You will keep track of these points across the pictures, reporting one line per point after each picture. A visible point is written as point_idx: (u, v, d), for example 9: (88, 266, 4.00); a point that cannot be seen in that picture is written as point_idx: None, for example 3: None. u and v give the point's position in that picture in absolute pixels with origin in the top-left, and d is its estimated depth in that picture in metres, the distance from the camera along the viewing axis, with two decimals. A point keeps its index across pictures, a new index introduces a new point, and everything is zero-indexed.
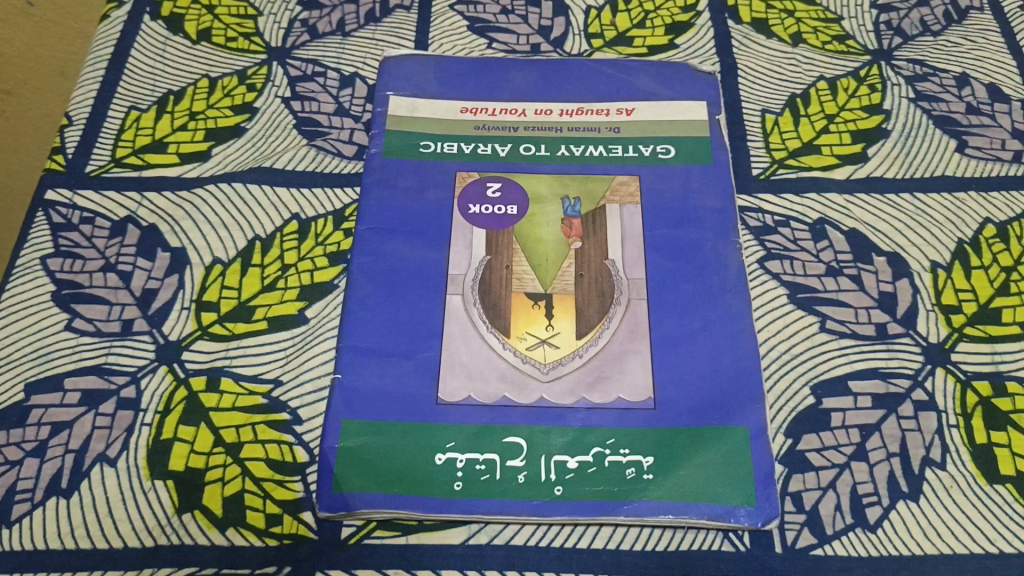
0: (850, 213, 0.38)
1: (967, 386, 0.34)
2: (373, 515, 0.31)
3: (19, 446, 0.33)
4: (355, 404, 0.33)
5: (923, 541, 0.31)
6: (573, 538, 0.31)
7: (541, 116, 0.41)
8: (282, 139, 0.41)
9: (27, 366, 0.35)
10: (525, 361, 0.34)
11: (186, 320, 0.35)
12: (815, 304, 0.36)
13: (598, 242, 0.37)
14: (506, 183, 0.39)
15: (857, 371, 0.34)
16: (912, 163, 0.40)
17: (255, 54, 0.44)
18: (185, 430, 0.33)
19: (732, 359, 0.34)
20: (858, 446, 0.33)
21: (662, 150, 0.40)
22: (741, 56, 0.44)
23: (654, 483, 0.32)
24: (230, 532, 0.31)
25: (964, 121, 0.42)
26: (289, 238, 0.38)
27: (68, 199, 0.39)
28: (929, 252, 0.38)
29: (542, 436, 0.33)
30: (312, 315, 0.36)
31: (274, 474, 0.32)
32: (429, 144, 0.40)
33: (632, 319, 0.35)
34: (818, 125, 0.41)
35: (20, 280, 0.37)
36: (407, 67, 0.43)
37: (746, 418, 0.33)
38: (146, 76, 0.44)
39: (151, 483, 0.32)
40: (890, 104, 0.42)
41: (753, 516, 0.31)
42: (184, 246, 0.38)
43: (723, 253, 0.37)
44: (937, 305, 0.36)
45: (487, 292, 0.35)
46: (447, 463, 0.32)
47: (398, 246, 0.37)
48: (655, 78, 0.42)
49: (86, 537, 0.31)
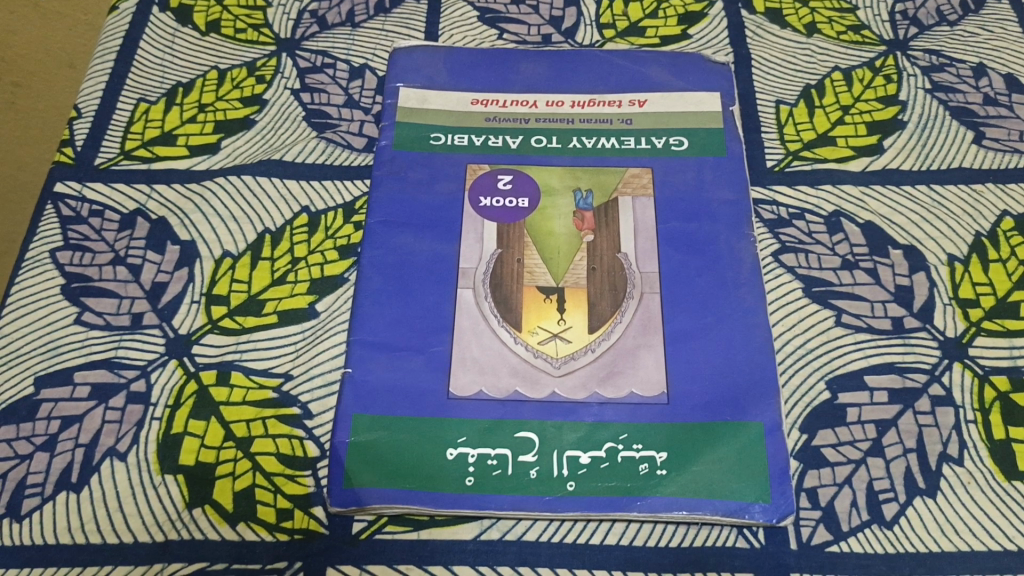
0: (866, 206, 0.38)
1: (985, 380, 0.34)
2: (384, 510, 0.31)
3: (28, 440, 0.32)
4: (365, 398, 0.33)
5: (940, 537, 0.30)
6: (585, 533, 0.31)
7: (552, 108, 0.41)
8: (291, 132, 0.41)
9: (37, 360, 0.34)
10: (537, 356, 0.34)
11: (196, 314, 0.35)
12: (831, 298, 0.36)
13: (610, 235, 0.36)
14: (517, 176, 0.38)
15: (873, 366, 0.34)
16: (929, 155, 0.40)
17: (264, 45, 0.44)
18: (195, 425, 0.33)
19: (746, 353, 0.34)
20: (874, 441, 0.32)
21: (675, 142, 0.39)
22: (755, 47, 0.44)
23: (668, 478, 0.31)
24: (241, 527, 0.31)
25: (981, 112, 0.41)
26: (299, 231, 0.37)
27: (77, 191, 0.39)
28: (945, 244, 0.37)
29: (554, 431, 0.32)
30: (322, 308, 0.35)
31: (285, 469, 0.32)
32: (439, 136, 0.40)
33: (645, 313, 0.35)
34: (833, 116, 0.41)
35: (28, 274, 0.36)
36: (417, 58, 0.43)
37: (761, 413, 0.32)
38: (156, 68, 0.43)
39: (162, 477, 0.32)
40: (906, 95, 0.42)
41: (768, 512, 0.31)
42: (194, 239, 0.37)
43: (737, 247, 0.36)
44: (954, 299, 0.36)
45: (498, 286, 0.35)
46: (458, 458, 0.32)
47: (409, 240, 0.37)
48: (667, 69, 0.42)
49: (96, 532, 0.31)
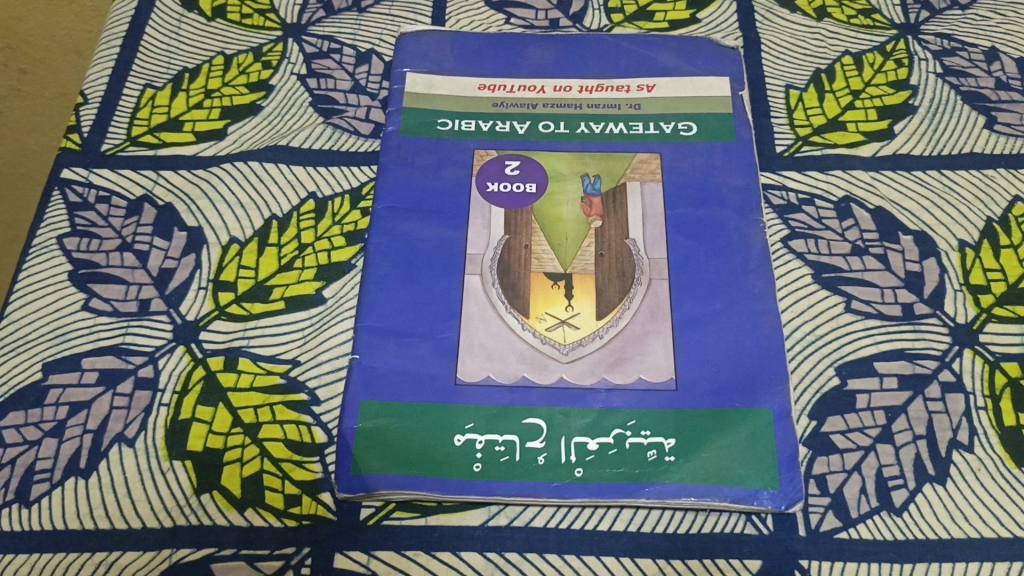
0: (877, 191, 0.38)
1: (996, 367, 0.33)
2: (392, 496, 0.31)
3: (37, 426, 0.33)
4: (373, 384, 0.33)
5: (950, 524, 0.30)
6: (593, 520, 0.31)
7: (560, 94, 0.41)
8: (298, 118, 0.41)
9: (45, 346, 0.34)
10: (545, 342, 0.33)
11: (204, 300, 0.35)
12: (840, 284, 0.35)
13: (619, 221, 0.36)
14: (525, 161, 0.38)
15: (883, 352, 0.34)
16: (940, 140, 0.39)
17: (270, 30, 0.44)
18: (203, 411, 0.33)
19: (755, 340, 0.34)
20: (884, 428, 0.32)
21: (684, 127, 0.39)
22: (765, 31, 0.43)
23: (676, 465, 0.31)
24: (249, 512, 0.31)
25: (993, 97, 0.41)
26: (306, 217, 0.37)
27: (84, 177, 0.39)
28: (956, 230, 0.37)
29: (562, 417, 0.32)
30: (329, 295, 0.35)
31: (293, 455, 0.32)
32: (446, 122, 0.40)
33: (654, 299, 0.34)
34: (843, 101, 0.41)
35: (36, 260, 0.36)
36: (424, 43, 0.42)
37: (770, 400, 0.32)
38: (162, 54, 0.43)
39: (170, 463, 0.32)
40: (917, 80, 0.41)
41: (777, 499, 0.31)
42: (201, 225, 0.37)
43: (746, 233, 0.36)
44: (965, 285, 0.35)
45: (506, 272, 0.35)
46: (466, 445, 0.32)
47: (416, 225, 0.37)
48: (676, 53, 0.42)
49: (105, 517, 0.31)
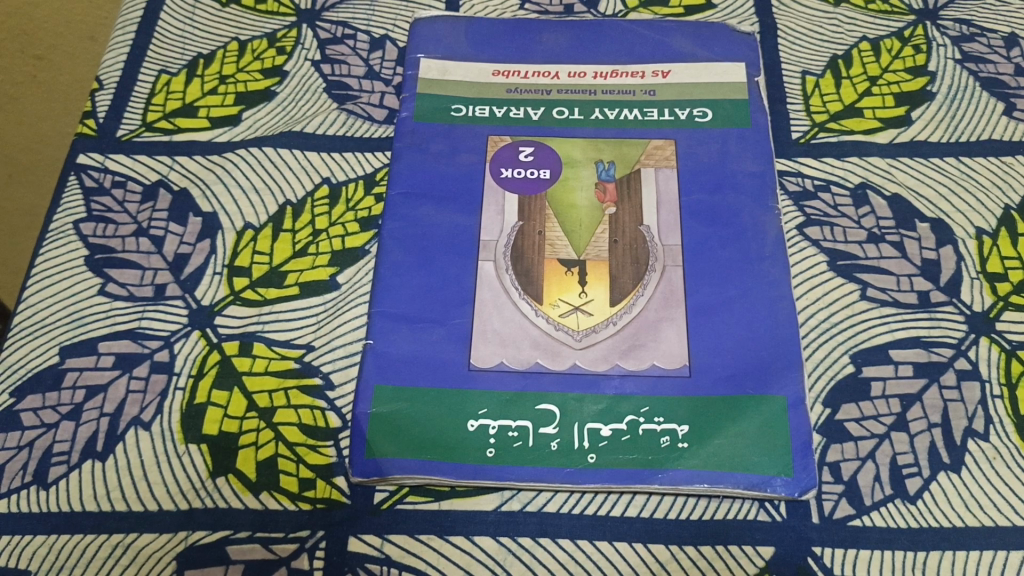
0: (893, 178, 0.37)
1: (1013, 356, 0.33)
2: (405, 481, 0.31)
3: (54, 409, 0.33)
4: (388, 369, 0.33)
5: (965, 513, 0.30)
6: (606, 506, 0.31)
7: (574, 79, 0.40)
8: (312, 103, 0.41)
9: (62, 329, 0.35)
10: (559, 328, 0.33)
11: (219, 285, 0.35)
12: (856, 272, 0.35)
13: (633, 207, 0.36)
14: (539, 148, 0.38)
15: (898, 340, 0.34)
16: (958, 126, 0.39)
17: (284, 16, 0.44)
18: (218, 395, 0.33)
19: (770, 326, 0.33)
20: (898, 416, 0.32)
21: (699, 113, 0.39)
22: (782, 16, 0.43)
23: (689, 452, 0.31)
24: (264, 496, 0.31)
25: (1012, 83, 0.40)
26: (320, 203, 0.37)
27: (99, 162, 0.39)
28: (974, 218, 0.37)
29: (575, 403, 0.32)
30: (343, 280, 0.35)
31: (307, 439, 0.32)
32: (460, 108, 0.39)
33: (668, 285, 0.34)
34: (860, 87, 0.40)
35: (52, 244, 0.37)
36: (439, 29, 0.42)
37: (784, 387, 0.32)
38: (176, 39, 0.43)
39: (186, 447, 0.32)
40: (935, 66, 0.41)
41: (790, 487, 0.30)
42: (215, 211, 0.37)
43: (761, 219, 0.36)
44: (983, 273, 0.35)
45: (520, 258, 0.35)
46: (479, 430, 0.32)
47: (430, 212, 0.37)
48: (692, 39, 0.41)
49: (122, 500, 0.31)
